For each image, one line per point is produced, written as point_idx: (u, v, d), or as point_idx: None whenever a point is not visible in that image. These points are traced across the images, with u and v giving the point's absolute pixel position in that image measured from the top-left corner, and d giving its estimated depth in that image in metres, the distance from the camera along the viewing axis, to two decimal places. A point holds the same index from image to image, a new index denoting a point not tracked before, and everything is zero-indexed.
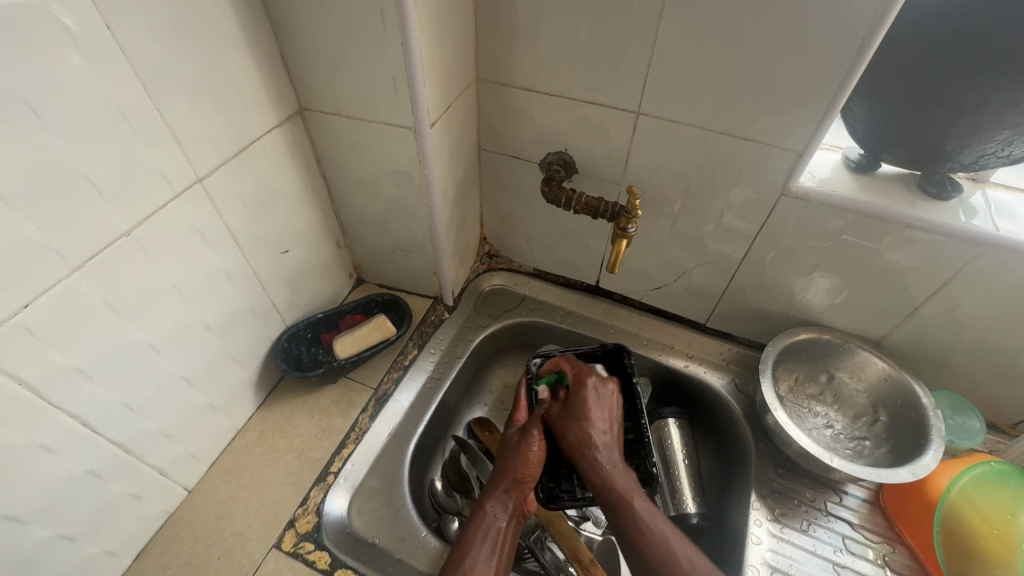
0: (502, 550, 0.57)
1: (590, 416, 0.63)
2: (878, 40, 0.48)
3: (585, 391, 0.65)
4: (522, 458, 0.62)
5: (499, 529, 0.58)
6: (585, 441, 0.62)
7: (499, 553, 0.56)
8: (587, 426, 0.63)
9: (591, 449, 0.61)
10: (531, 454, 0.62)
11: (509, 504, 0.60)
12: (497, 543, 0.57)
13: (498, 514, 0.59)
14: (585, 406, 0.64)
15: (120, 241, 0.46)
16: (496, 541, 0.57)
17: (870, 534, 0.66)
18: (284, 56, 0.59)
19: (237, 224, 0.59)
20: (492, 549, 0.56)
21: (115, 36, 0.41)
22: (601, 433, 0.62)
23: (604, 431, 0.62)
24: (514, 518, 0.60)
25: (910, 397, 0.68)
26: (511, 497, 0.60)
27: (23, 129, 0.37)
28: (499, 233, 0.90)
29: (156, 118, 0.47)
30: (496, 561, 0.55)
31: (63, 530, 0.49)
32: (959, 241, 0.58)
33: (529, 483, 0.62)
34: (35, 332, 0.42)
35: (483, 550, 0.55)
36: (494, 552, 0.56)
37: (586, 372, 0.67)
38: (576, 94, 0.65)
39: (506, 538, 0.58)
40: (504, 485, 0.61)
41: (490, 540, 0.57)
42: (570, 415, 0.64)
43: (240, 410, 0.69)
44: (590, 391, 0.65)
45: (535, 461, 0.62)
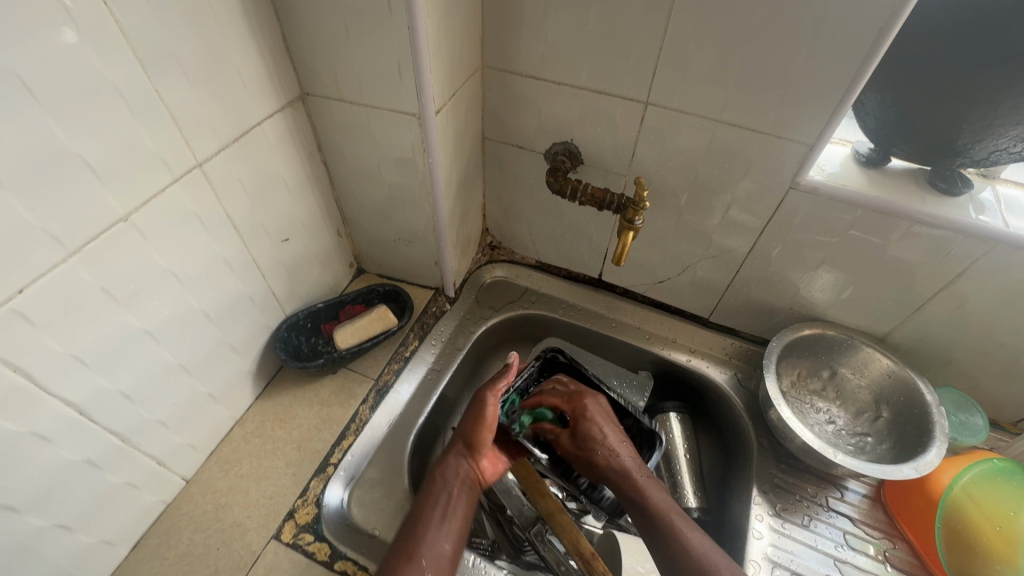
0: (456, 519, 0.55)
1: (602, 434, 0.65)
2: (894, 33, 0.48)
3: (585, 404, 0.68)
4: (470, 422, 0.64)
5: (450, 496, 0.57)
6: (605, 459, 0.63)
7: (453, 519, 0.55)
8: (607, 441, 0.64)
9: (614, 466, 0.63)
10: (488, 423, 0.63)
11: (460, 472, 0.61)
12: (448, 510, 0.56)
13: (449, 481, 0.59)
14: (593, 420, 0.66)
15: (118, 225, 0.45)
16: (448, 506, 0.56)
17: (870, 530, 0.66)
18: (286, 39, 0.57)
19: (237, 211, 0.58)
20: (444, 513, 0.55)
21: (114, 14, 0.40)
22: (618, 449, 0.64)
23: (623, 444, 0.64)
24: (466, 487, 0.60)
25: (914, 394, 0.68)
26: (457, 466, 0.61)
27: (17, 109, 0.36)
28: (501, 224, 0.89)
29: (155, 101, 0.45)
30: (452, 527, 0.54)
31: (59, 519, 0.48)
32: (969, 237, 0.57)
33: (481, 449, 0.63)
34: (30, 318, 0.41)
35: (437, 516, 0.55)
36: (448, 518, 0.55)
37: (585, 390, 0.70)
38: (583, 83, 0.64)
39: (458, 505, 0.57)
40: (453, 452, 0.62)
41: (444, 506, 0.56)
42: (583, 438, 0.66)
43: (239, 400, 0.68)
44: (590, 405, 0.68)
45: (490, 429, 0.63)
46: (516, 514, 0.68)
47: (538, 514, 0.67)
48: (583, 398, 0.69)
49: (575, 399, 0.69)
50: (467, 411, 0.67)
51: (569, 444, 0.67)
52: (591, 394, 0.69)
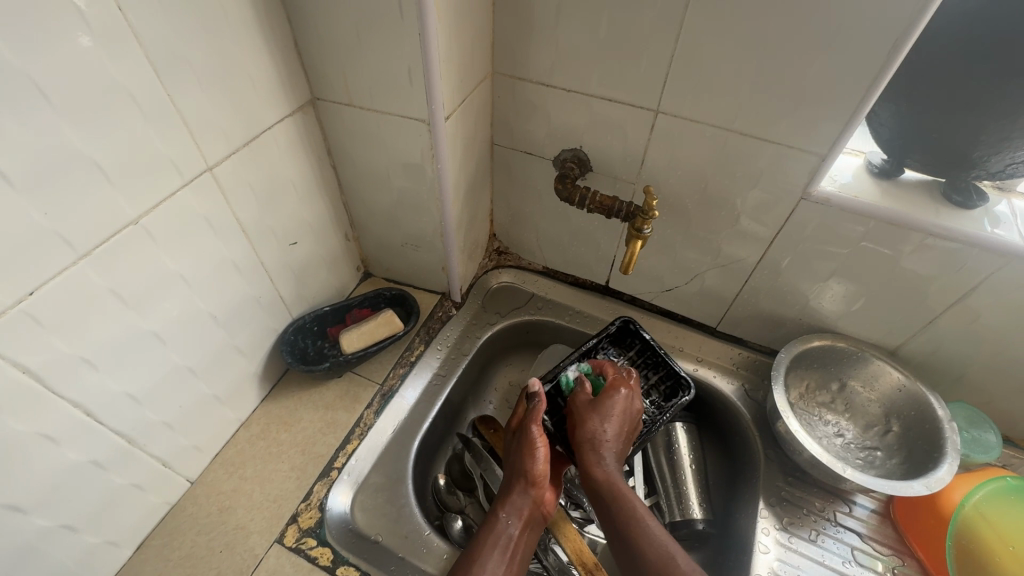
0: (514, 559, 0.55)
1: (600, 417, 0.62)
2: (910, 43, 0.47)
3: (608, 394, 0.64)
4: (532, 457, 0.60)
5: (511, 537, 0.56)
6: (595, 434, 0.62)
7: (511, 561, 0.55)
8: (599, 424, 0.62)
9: (597, 446, 0.61)
10: (543, 455, 0.60)
11: (523, 510, 0.59)
12: (507, 553, 0.55)
13: (511, 520, 0.57)
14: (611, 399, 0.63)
15: (128, 228, 0.46)
16: (508, 547, 0.55)
17: (879, 546, 0.65)
18: (298, 44, 0.57)
19: (246, 215, 0.58)
20: (503, 556, 0.54)
21: (128, 19, 0.40)
22: (605, 431, 0.61)
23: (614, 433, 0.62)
24: (526, 525, 0.58)
25: (926, 409, 0.67)
26: (523, 503, 0.59)
27: (31, 113, 0.36)
28: (509, 229, 0.89)
29: (167, 105, 0.46)
30: (508, 568, 0.54)
31: (64, 520, 0.48)
32: (984, 251, 0.56)
33: (543, 485, 0.60)
34: (40, 321, 0.41)
35: (496, 555, 0.54)
36: (506, 559, 0.54)
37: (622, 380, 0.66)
38: (593, 91, 0.64)
39: (517, 545, 0.56)
40: (520, 489, 0.59)
41: (503, 548, 0.55)
42: (587, 415, 0.63)
43: (245, 402, 0.68)
44: (611, 396, 0.64)
45: (543, 460, 0.60)
46: None
47: (541, 523, 0.66)
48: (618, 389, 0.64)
49: (610, 388, 0.65)
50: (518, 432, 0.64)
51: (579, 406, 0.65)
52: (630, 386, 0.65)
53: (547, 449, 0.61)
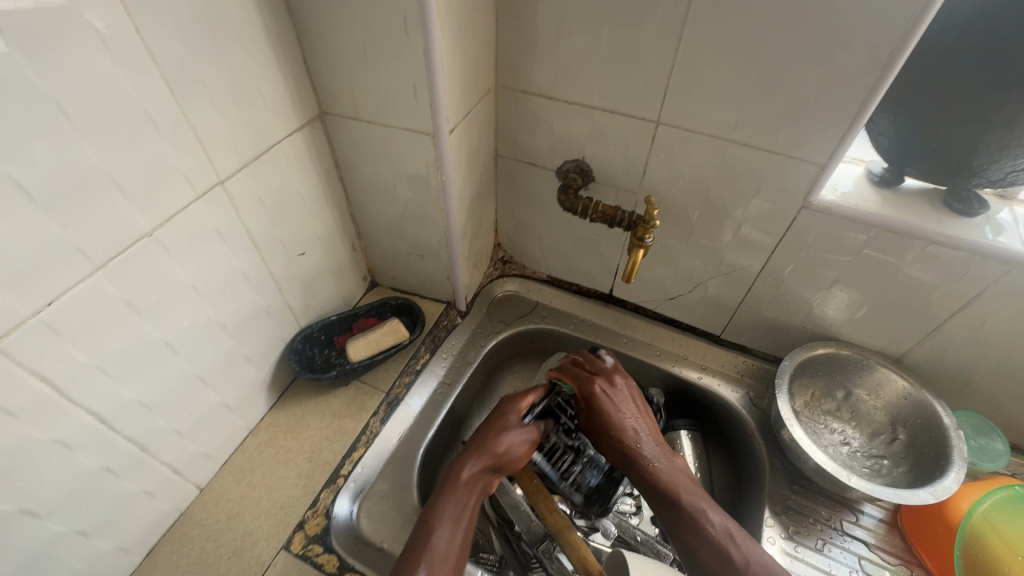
0: (466, 523, 0.55)
1: (618, 425, 0.64)
2: (907, 53, 0.48)
3: (601, 401, 0.66)
4: (502, 440, 0.62)
5: (467, 500, 0.57)
6: (623, 443, 0.63)
7: (462, 527, 0.55)
8: (627, 427, 0.64)
9: (633, 454, 0.62)
10: (507, 439, 0.63)
11: (482, 480, 0.59)
12: (457, 520, 0.55)
13: (469, 490, 0.58)
14: (604, 409, 0.65)
15: (143, 240, 0.47)
16: (462, 514, 0.55)
17: (888, 556, 0.65)
18: (306, 61, 0.59)
19: (256, 226, 0.60)
20: (456, 519, 0.55)
21: (145, 40, 0.42)
22: (633, 432, 0.63)
23: (638, 432, 0.64)
24: (481, 492, 0.59)
25: (931, 417, 0.66)
26: (481, 473, 0.59)
27: (52, 131, 0.38)
28: (513, 239, 0.90)
29: (181, 121, 0.47)
30: (460, 535, 0.54)
31: (78, 525, 0.49)
32: (986, 259, 0.56)
33: (505, 462, 0.62)
34: (58, 330, 0.42)
35: (449, 521, 0.54)
36: (459, 526, 0.55)
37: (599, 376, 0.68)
38: (594, 103, 0.65)
39: (471, 508, 0.57)
40: (478, 456, 0.60)
41: (457, 515, 0.55)
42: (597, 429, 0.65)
43: (253, 410, 0.69)
44: (603, 399, 0.66)
45: (517, 449, 0.62)
46: (524, 530, 0.67)
47: (546, 530, 0.66)
48: (609, 390, 0.66)
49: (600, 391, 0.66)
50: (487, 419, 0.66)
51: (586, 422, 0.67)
52: (603, 382, 0.67)
53: (519, 438, 0.63)
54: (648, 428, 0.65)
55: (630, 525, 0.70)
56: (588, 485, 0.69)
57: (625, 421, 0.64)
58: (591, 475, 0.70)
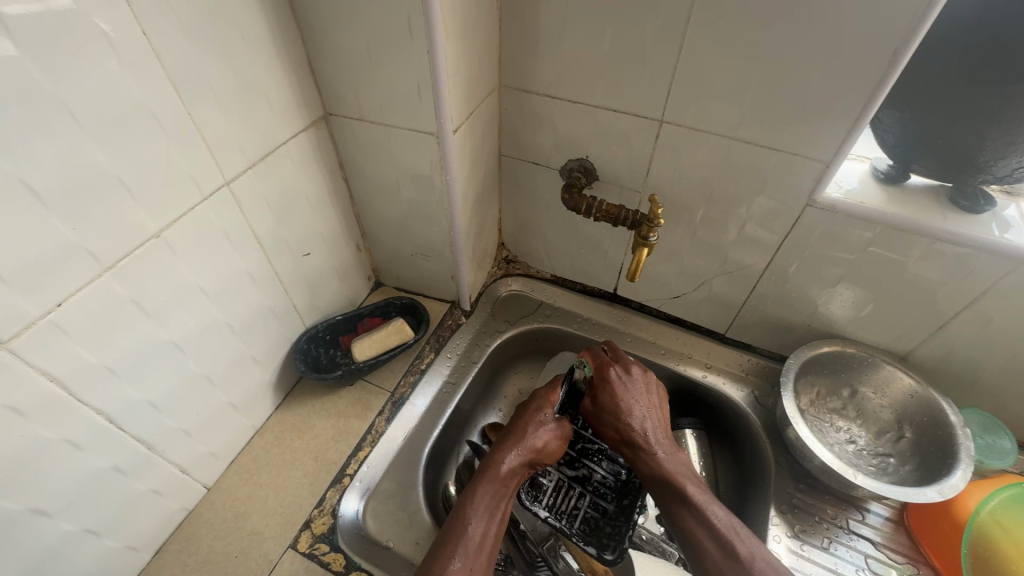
0: (499, 515, 0.55)
1: (626, 411, 0.62)
2: (912, 49, 0.48)
3: (612, 384, 0.64)
4: (539, 435, 0.61)
5: (503, 492, 0.56)
6: (628, 431, 0.62)
7: (496, 521, 0.54)
8: (635, 418, 0.62)
9: (639, 442, 0.61)
10: (544, 435, 0.62)
11: (518, 472, 0.58)
12: (492, 511, 0.54)
13: (507, 482, 0.57)
14: (614, 394, 0.64)
15: (149, 241, 0.47)
16: (495, 506, 0.55)
17: (894, 554, 0.65)
18: (310, 62, 0.59)
19: (262, 227, 0.60)
20: (492, 512, 0.54)
21: (151, 42, 0.42)
22: (640, 421, 0.62)
23: (647, 422, 0.62)
24: (516, 485, 0.58)
25: (938, 415, 0.66)
26: (517, 466, 0.58)
27: (61, 133, 0.38)
28: (517, 238, 0.90)
29: (187, 122, 0.47)
30: (495, 528, 0.53)
31: (87, 524, 0.50)
32: (993, 256, 0.56)
33: (540, 457, 0.61)
34: (66, 330, 0.43)
35: (484, 511, 0.53)
36: (492, 517, 0.54)
37: (610, 362, 0.66)
38: (598, 102, 0.65)
39: (506, 501, 0.56)
40: (516, 450, 0.59)
41: (492, 505, 0.54)
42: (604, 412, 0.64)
43: (260, 410, 0.69)
44: (616, 382, 0.64)
45: (550, 445, 0.62)
46: (529, 529, 0.68)
47: (551, 529, 0.68)
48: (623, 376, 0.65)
49: (607, 380, 0.65)
50: (522, 410, 0.65)
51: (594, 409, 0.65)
52: (619, 367, 0.65)
53: (554, 435, 0.62)
54: (658, 418, 0.63)
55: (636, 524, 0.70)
56: (604, 514, 0.66)
57: (634, 409, 0.63)
58: (602, 504, 0.67)
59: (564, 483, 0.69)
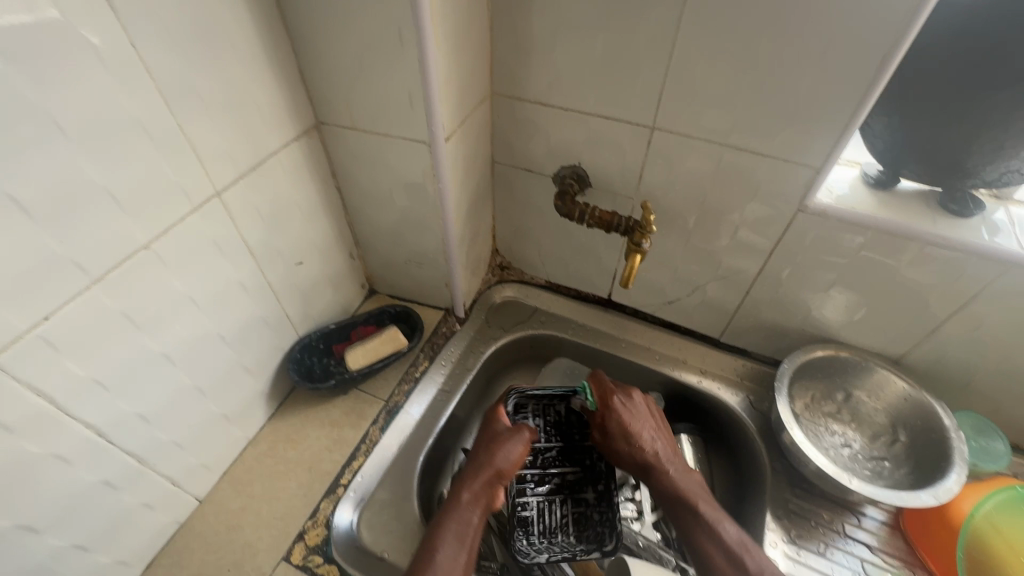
0: (469, 541, 0.54)
1: (637, 435, 0.66)
2: (900, 55, 0.48)
3: (619, 410, 0.68)
4: (497, 454, 0.62)
5: (470, 519, 0.56)
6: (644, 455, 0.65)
7: (468, 545, 0.54)
8: (647, 443, 0.65)
9: (653, 464, 0.64)
10: (504, 451, 0.62)
11: (482, 498, 0.59)
12: (463, 537, 0.54)
13: (471, 507, 0.57)
14: (623, 420, 0.67)
15: (139, 253, 0.47)
16: (464, 532, 0.55)
17: (890, 558, 0.65)
18: (302, 72, 0.59)
19: (254, 237, 0.60)
20: (461, 538, 0.54)
21: (140, 53, 0.42)
22: (651, 445, 0.65)
23: (656, 444, 0.65)
24: (484, 512, 0.58)
25: (933, 419, 0.66)
26: (480, 490, 0.59)
27: (49, 145, 0.38)
28: (511, 245, 0.90)
29: (177, 133, 0.47)
30: (466, 553, 0.53)
31: (77, 540, 0.49)
32: (983, 259, 0.56)
33: (504, 479, 0.61)
34: (55, 344, 0.42)
35: (451, 539, 0.54)
36: (462, 544, 0.54)
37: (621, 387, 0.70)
38: (590, 109, 0.65)
39: (475, 529, 0.56)
40: (478, 475, 0.60)
41: (460, 532, 0.55)
42: (616, 437, 0.67)
43: (252, 420, 0.69)
44: (624, 408, 0.68)
45: (513, 460, 0.62)
46: (526, 536, 0.67)
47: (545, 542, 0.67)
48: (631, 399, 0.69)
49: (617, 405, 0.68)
50: (479, 438, 0.66)
51: (604, 436, 0.68)
52: (625, 392, 0.69)
53: (517, 449, 0.63)
54: (666, 440, 0.66)
55: (631, 530, 0.70)
56: (589, 505, 0.70)
57: (642, 432, 0.66)
58: (584, 497, 0.70)
59: (545, 499, 0.70)
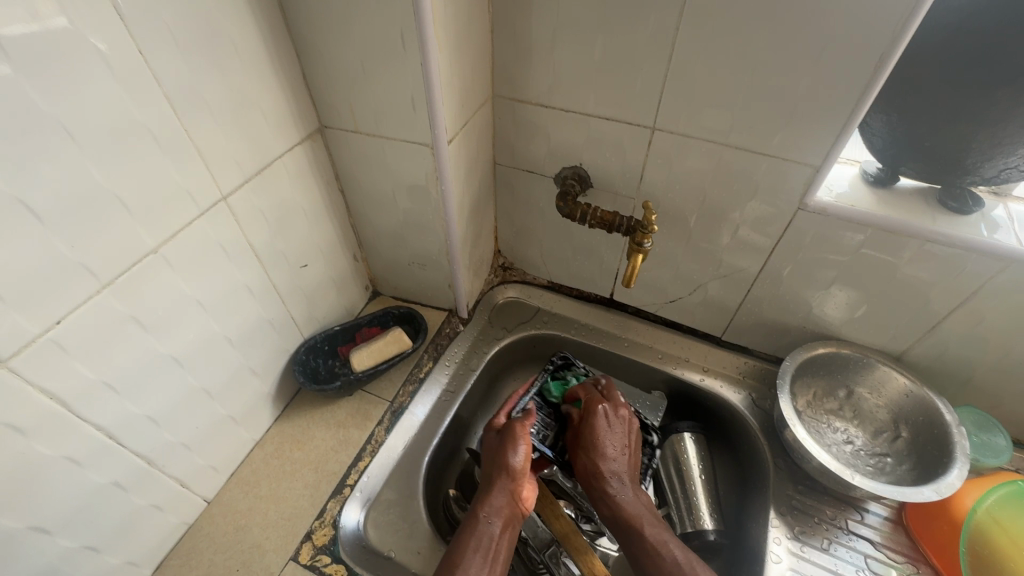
0: (496, 557, 0.55)
1: (600, 447, 0.65)
2: (898, 54, 0.48)
3: (594, 418, 0.67)
4: (508, 461, 0.62)
5: (493, 536, 0.57)
6: (597, 469, 0.64)
7: (495, 559, 0.55)
8: (604, 459, 0.64)
9: (603, 479, 0.63)
10: (513, 454, 0.63)
11: (503, 510, 0.59)
12: (490, 554, 0.55)
13: (492, 520, 0.58)
14: (596, 431, 0.66)
15: (148, 257, 0.48)
16: (489, 549, 0.55)
17: (893, 554, 0.65)
18: (305, 76, 0.60)
19: (259, 240, 0.60)
20: (489, 554, 0.55)
21: (147, 60, 0.43)
22: (610, 462, 0.64)
23: (615, 461, 0.64)
24: (508, 524, 0.59)
25: (934, 414, 0.67)
26: (503, 503, 0.60)
27: (58, 152, 0.39)
28: (513, 246, 0.90)
29: (183, 138, 0.48)
30: (492, 568, 0.54)
31: (88, 541, 0.50)
32: (983, 256, 0.57)
33: (520, 483, 0.62)
34: (66, 347, 0.43)
35: (476, 556, 0.54)
36: (488, 561, 0.54)
37: (598, 398, 0.70)
38: (590, 110, 0.66)
39: (500, 546, 0.56)
40: (496, 487, 0.61)
41: (485, 548, 0.55)
42: (581, 444, 0.67)
43: (259, 422, 0.69)
44: (599, 416, 0.67)
45: (523, 457, 0.63)
46: (530, 536, 0.67)
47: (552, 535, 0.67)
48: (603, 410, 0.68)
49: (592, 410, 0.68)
50: (488, 450, 0.66)
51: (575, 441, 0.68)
52: (606, 405, 0.68)
53: (528, 450, 0.64)
54: (627, 462, 0.65)
55: None
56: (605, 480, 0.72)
57: (606, 446, 0.65)
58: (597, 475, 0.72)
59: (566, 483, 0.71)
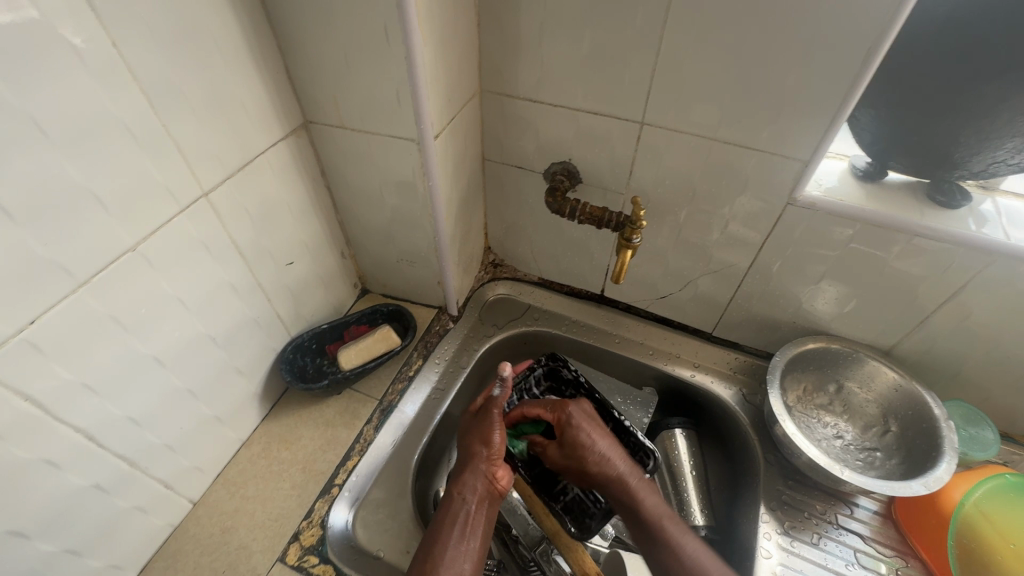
0: (474, 531, 0.56)
1: (591, 448, 0.63)
2: (887, 46, 0.48)
3: (574, 421, 0.65)
4: (481, 444, 0.61)
5: (468, 513, 0.57)
6: (599, 467, 0.63)
7: (472, 537, 0.55)
8: (602, 454, 0.63)
9: (611, 477, 0.62)
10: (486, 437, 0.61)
11: (478, 487, 0.59)
12: (467, 528, 0.55)
13: (466, 498, 0.58)
14: (582, 430, 0.64)
15: (126, 255, 0.47)
16: (467, 523, 0.56)
17: (882, 548, 0.65)
18: (288, 70, 0.59)
19: (243, 237, 0.59)
20: (465, 531, 0.55)
21: (122, 54, 0.42)
22: (610, 457, 0.63)
23: (613, 452, 0.63)
24: (485, 500, 0.59)
25: (922, 408, 0.67)
26: (478, 482, 0.59)
27: (29, 148, 0.38)
28: (503, 242, 0.90)
29: (161, 133, 0.47)
30: (470, 543, 0.54)
31: (68, 544, 0.49)
32: (971, 250, 0.57)
33: (496, 462, 0.61)
34: (42, 348, 0.42)
35: (453, 534, 0.54)
36: (466, 535, 0.55)
37: (564, 402, 0.67)
38: (579, 105, 0.65)
39: (476, 520, 0.56)
40: (470, 469, 0.60)
41: (461, 526, 0.55)
42: (573, 449, 0.64)
43: (245, 422, 0.69)
44: (580, 420, 0.65)
45: (498, 441, 0.61)
46: (521, 534, 0.67)
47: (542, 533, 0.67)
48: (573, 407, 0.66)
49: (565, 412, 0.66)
50: (464, 436, 0.65)
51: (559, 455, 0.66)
52: (577, 404, 0.66)
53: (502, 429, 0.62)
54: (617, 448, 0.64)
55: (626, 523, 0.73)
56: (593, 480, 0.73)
57: (599, 443, 0.64)
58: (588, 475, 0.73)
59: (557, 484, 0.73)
